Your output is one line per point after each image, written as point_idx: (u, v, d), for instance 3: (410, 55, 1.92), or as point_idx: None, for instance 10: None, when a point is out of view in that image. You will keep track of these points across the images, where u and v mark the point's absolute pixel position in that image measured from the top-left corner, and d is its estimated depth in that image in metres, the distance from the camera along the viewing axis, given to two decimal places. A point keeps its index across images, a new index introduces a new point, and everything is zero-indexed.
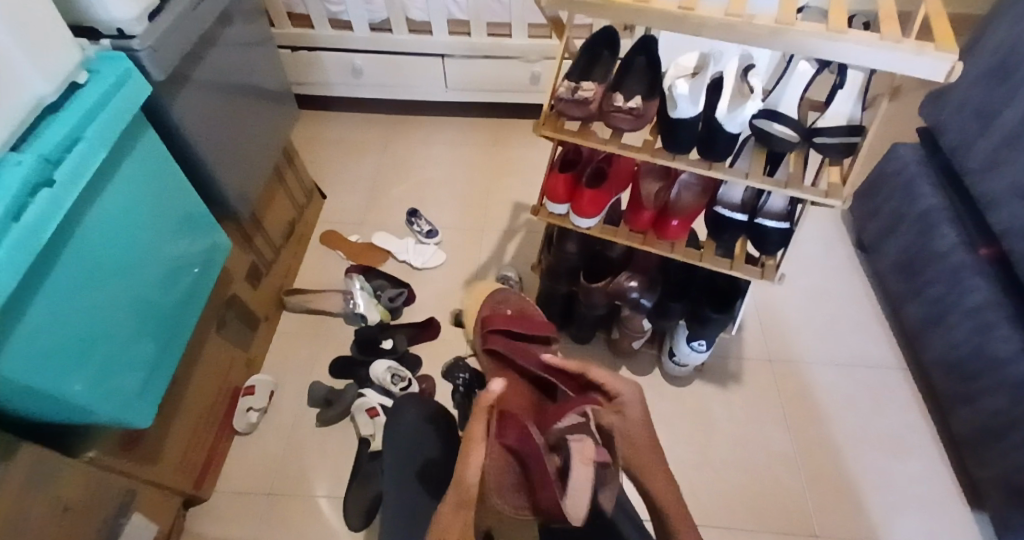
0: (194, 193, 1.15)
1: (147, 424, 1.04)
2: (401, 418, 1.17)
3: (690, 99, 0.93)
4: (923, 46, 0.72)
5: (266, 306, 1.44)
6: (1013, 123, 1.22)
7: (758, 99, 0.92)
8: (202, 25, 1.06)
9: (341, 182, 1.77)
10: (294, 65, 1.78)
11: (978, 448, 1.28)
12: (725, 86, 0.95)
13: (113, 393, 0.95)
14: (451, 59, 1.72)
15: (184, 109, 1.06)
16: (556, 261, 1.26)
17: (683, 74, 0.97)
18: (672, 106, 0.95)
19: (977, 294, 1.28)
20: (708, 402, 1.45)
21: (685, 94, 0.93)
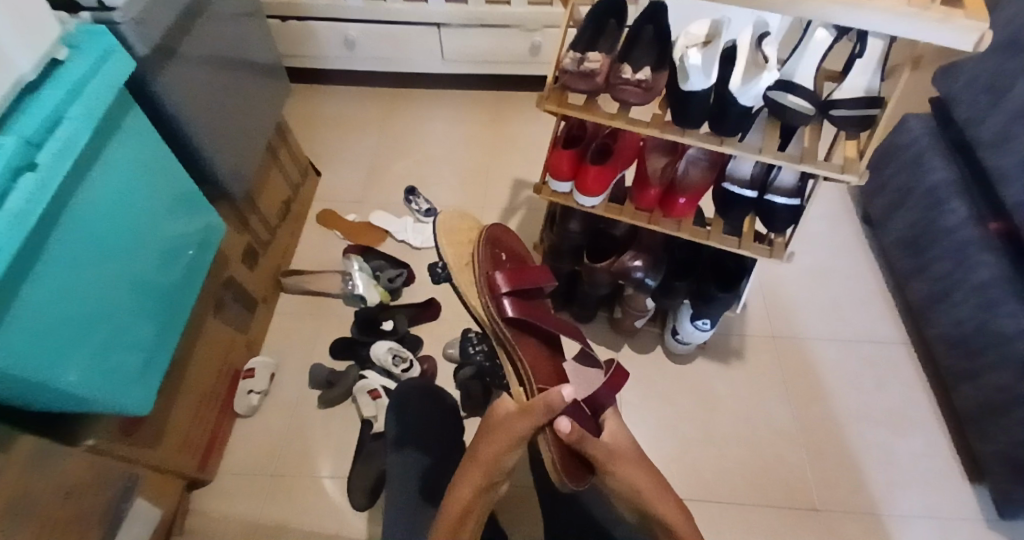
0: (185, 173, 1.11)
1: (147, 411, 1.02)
2: (408, 400, 1.16)
3: (701, 70, 0.88)
4: (949, 14, 0.69)
5: (264, 287, 1.41)
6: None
7: (774, 70, 0.88)
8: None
9: (338, 159, 1.73)
10: (286, 37, 1.72)
11: (980, 423, 1.28)
12: (737, 59, 0.91)
13: (111, 381, 0.93)
14: (448, 30, 1.66)
15: (174, 84, 1.02)
16: (559, 240, 1.24)
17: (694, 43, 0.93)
18: (683, 78, 0.91)
19: (985, 270, 1.26)
20: (711, 379, 1.44)
21: (698, 65, 0.88)
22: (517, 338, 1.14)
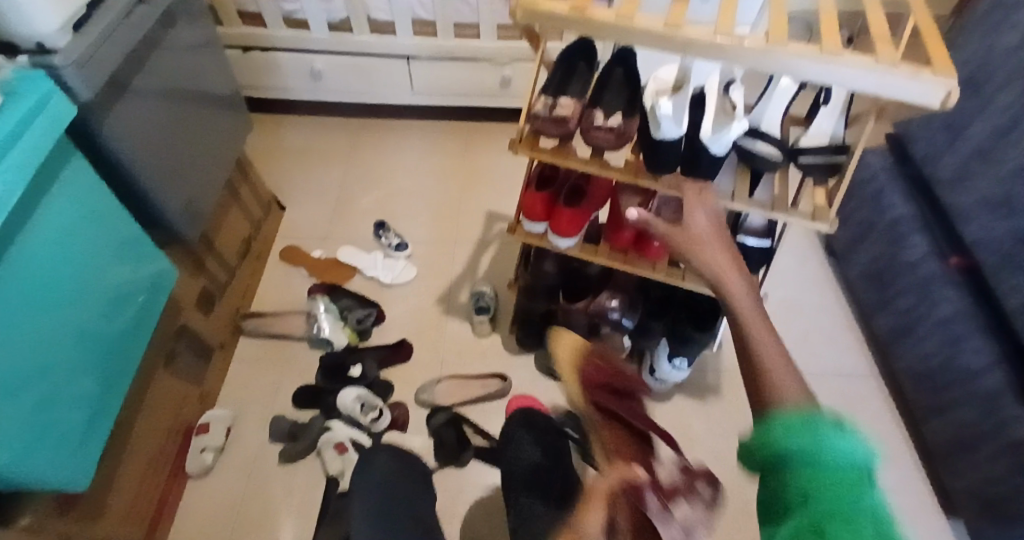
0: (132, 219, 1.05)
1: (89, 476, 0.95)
2: (374, 460, 1.10)
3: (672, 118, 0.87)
4: (918, 70, 0.68)
5: (222, 332, 1.36)
6: (984, 134, 1.24)
7: (743, 118, 0.87)
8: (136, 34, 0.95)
9: (303, 193, 1.68)
10: (248, 67, 1.67)
11: (951, 458, 1.28)
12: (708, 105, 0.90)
13: (45, 451, 0.86)
14: (417, 62, 1.63)
15: (120, 129, 0.96)
16: (534, 279, 1.20)
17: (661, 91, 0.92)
18: (654, 126, 0.89)
19: (947, 306, 1.27)
20: (689, 417, 1.40)
21: (669, 114, 0.87)
22: (598, 423, 0.83)
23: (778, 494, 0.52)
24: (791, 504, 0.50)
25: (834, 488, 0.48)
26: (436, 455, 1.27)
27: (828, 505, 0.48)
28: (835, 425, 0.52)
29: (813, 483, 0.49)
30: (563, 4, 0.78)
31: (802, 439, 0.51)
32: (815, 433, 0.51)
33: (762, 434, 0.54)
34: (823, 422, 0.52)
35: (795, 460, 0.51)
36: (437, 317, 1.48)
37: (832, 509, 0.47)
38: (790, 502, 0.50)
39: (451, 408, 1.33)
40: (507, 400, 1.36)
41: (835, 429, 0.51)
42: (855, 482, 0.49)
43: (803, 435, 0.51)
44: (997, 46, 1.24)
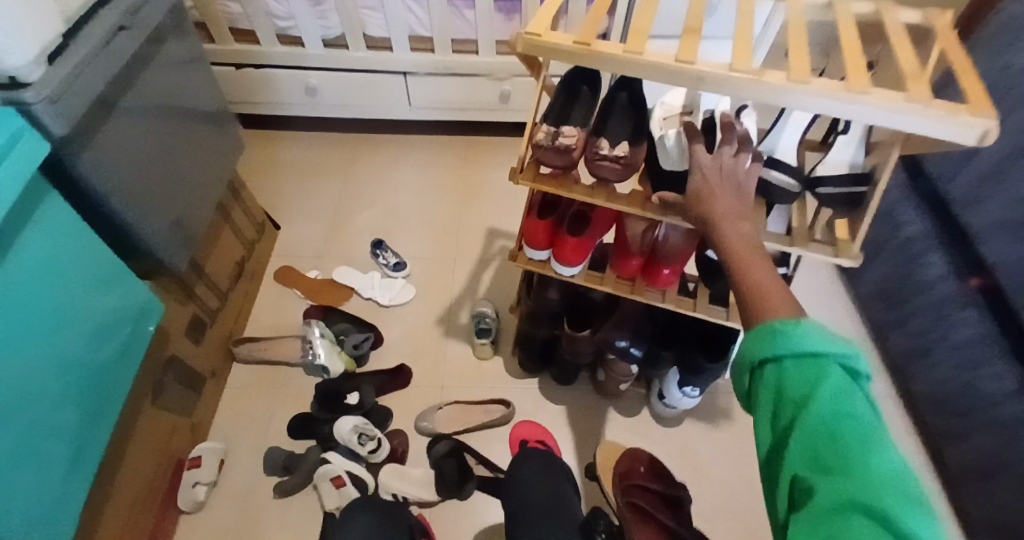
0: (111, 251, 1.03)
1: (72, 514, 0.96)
2: (355, 518, 1.03)
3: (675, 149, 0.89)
4: (952, 109, 0.64)
5: (212, 360, 1.35)
6: (995, 157, 1.21)
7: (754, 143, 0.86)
8: (114, 65, 0.93)
9: (299, 212, 1.67)
10: (240, 84, 1.64)
11: (967, 485, 1.22)
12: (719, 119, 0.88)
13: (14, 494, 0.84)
14: (414, 77, 1.61)
15: (101, 161, 0.94)
16: (536, 307, 1.16)
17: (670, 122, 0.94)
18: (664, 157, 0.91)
19: (967, 329, 1.23)
20: (697, 443, 1.34)
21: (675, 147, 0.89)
22: None
23: (771, 400, 0.57)
24: (786, 407, 0.55)
25: (824, 388, 0.53)
26: (438, 487, 1.22)
27: (820, 403, 0.53)
28: (817, 329, 0.56)
29: (805, 384, 0.54)
30: (570, 37, 0.75)
31: (791, 348, 0.56)
32: (801, 339, 0.56)
33: (753, 344, 0.60)
34: (805, 328, 0.57)
35: (786, 366, 0.56)
36: (435, 337, 1.45)
37: (823, 405, 0.52)
38: (784, 406, 0.55)
39: (451, 435, 1.29)
40: (509, 427, 1.32)
41: (817, 333, 0.56)
42: (841, 378, 0.54)
43: (790, 342, 0.56)
44: (1005, 62, 1.23)
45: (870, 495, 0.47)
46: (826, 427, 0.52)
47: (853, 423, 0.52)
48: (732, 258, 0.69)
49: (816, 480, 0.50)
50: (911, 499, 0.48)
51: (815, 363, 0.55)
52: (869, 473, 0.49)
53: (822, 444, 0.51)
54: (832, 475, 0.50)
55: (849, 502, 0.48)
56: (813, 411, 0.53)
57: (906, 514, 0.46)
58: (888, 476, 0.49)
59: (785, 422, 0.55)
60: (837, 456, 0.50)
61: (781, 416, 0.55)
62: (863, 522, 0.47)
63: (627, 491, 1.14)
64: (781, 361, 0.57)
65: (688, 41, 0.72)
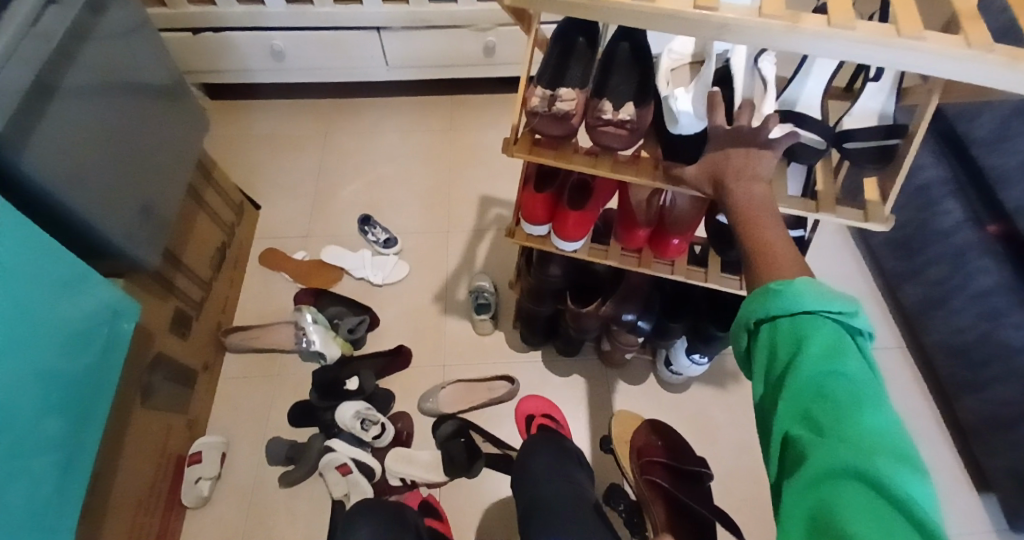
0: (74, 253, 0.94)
1: (66, 523, 0.93)
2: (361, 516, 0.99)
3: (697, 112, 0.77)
4: (1016, 55, 0.56)
5: (203, 354, 1.29)
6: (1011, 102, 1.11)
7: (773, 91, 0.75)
8: (43, 52, 0.84)
9: (280, 189, 1.59)
10: (198, 51, 1.52)
11: (983, 436, 1.17)
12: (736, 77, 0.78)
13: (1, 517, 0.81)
14: (389, 33, 1.49)
15: (44, 155, 0.84)
16: (539, 284, 1.09)
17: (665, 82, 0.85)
18: (670, 120, 0.79)
19: (985, 278, 1.15)
20: (709, 407, 1.29)
21: (687, 108, 0.77)
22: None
23: (762, 361, 0.50)
24: (774, 368, 0.48)
25: (812, 345, 0.46)
26: (445, 469, 1.19)
27: (809, 361, 0.46)
28: (811, 282, 0.49)
29: (793, 342, 0.47)
30: None
31: (786, 307, 0.48)
32: (791, 294, 0.49)
33: (745, 303, 0.52)
34: (797, 282, 0.49)
35: (776, 324, 0.49)
36: (434, 315, 1.39)
37: (811, 363, 0.45)
38: (773, 367, 0.48)
39: (457, 415, 1.25)
40: (516, 403, 1.28)
41: (810, 287, 0.48)
42: (836, 334, 0.47)
43: (779, 299, 0.49)
44: None
45: (860, 458, 0.40)
46: (815, 386, 0.45)
47: (847, 383, 0.45)
48: (741, 236, 0.60)
49: (803, 443, 0.43)
50: (910, 463, 0.41)
51: (805, 318, 0.48)
52: (860, 433, 0.42)
53: (811, 406, 0.44)
54: (821, 437, 0.43)
55: (840, 468, 0.41)
56: (801, 370, 0.46)
57: (902, 480, 0.39)
58: (882, 438, 0.42)
59: (773, 385, 0.48)
60: (831, 418, 0.43)
61: (769, 378, 0.48)
62: (852, 487, 0.40)
63: (645, 469, 1.13)
64: (772, 319, 0.50)
65: None
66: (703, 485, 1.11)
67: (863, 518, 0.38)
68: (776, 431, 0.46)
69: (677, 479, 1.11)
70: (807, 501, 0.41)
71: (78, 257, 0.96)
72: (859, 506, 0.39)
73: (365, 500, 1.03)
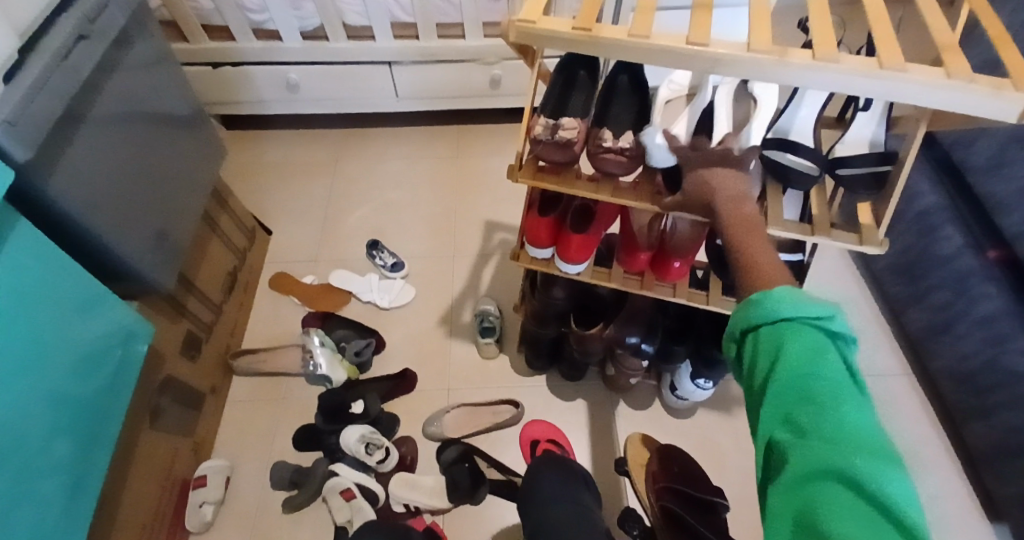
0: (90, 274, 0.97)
1: None
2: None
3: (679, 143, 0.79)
4: (998, 85, 0.59)
5: (211, 377, 1.31)
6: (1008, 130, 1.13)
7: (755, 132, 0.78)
8: (73, 84, 0.87)
9: (291, 215, 1.63)
10: (216, 83, 1.58)
11: (994, 463, 1.16)
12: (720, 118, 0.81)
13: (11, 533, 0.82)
14: (399, 67, 1.55)
15: (68, 180, 0.88)
16: (543, 307, 1.11)
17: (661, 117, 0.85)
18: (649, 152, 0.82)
19: (988, 303, 1.16)
20: (714, 432, 1.29)
21: (661, 143, 0.79)
22: None
23: (749, 370, 0.51)
24: (758, 375, 0.49)
25: (791, 350, 0.48)
26: (451, 497, 1.18)
27: (789, 365, 0.47)
28: (790, 290, 0.51)
29: (773, 349, 0.49)
30: (566, 23, 0.68)
31: (765, 316, 0.50)
32: (769, 303, 0.50)
33: (731, 314, 0.54)
34: (776, 289, 0.51)
35: (758, 332, 0.51)
36: (439, 339, 1.41)
37: (789, 367, 0.47)
38: (757, 375, 0.50)
39: (460, 440, 1.26)
40: (520, 427, 1.28)
41: (787, 294, 0.50)
42: (816, 338, 0.48)
43: (759, 308, 0.51)
44: None
45: (838, 458, 0.42)
46: (796, 391, 0.46)
47: (828, 385, 0.46)
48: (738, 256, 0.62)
49: (785, 447, 0.45)
50: (891, 461, 0.42)
51: (785, 325, 0.49)
52: (840, 433, 0.43)
53: (791, 409, 0.46)
54: (804, 440, 0.44)
55: (822, 469, 0.42)
56: (782, 376, 0.47)
57: (882, 477, 0.40)
58: (862, 438, 0.43)
59: (758, 392, 0.49)
60: (814, 422, 0.44)
61: (754, 385, 0.50)
62: (832, 486, 0.41)
63: (659, 494, 1.11)
64: (755, 328, 0.51)
65: (699, 20, 0.66)
66: (718, 516, 1.07)
67: (842, 515, 0.40)
68: (763, 438, 0.47)
69: (687, 497, 1.10)
70: (790, 503, 0.42)
71: (96, 279, 0.99)
72: (841, 506, 0.40)
73: (369, 523, 1.04)
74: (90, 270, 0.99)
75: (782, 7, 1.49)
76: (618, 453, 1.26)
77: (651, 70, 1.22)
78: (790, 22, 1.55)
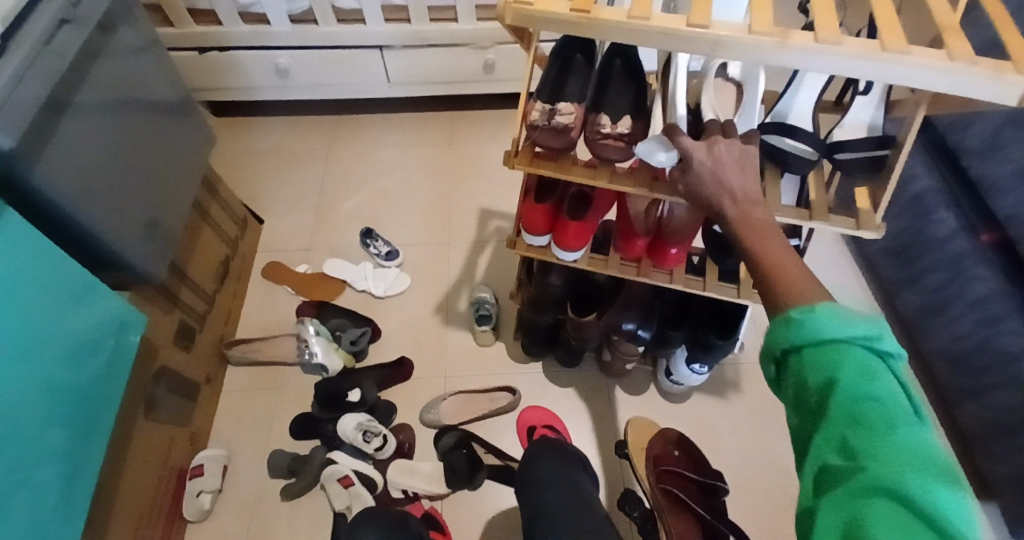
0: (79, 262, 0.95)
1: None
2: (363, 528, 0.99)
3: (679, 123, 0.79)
4: (1000, 68, 0.58)
5: (206, 367, 1.30)
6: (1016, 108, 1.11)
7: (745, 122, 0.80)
8: (58, 70, 0.86)
9: (282, 204, 1.61)
10: (204, 69, 1.55)
11: (988, 443, 1.17)
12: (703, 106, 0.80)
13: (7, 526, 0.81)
14: (391, 51, 1.53)
15: (55, 168, 0.86)
16: (540, 294, 1.11)
17: (661, 90, 0.86)
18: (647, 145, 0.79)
19: (982, 285, 1.16)
20: (710, 417, 1.30)
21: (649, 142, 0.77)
22: None
23: (793, 389, 0.49)
24: (807, 394, 0.48)
25: (843, 372, 0.46)
26: (449, 482, 1.18)
27: (842, 389, 0.45)
28: (833, 308, 0.49)
29: (821, 370, 0.47)
30: (565, 3, 0.67)
31: (810, 336, 0.48)
32: (813, 322, 0.48)
33: (768, 331, 0.52)
34: (818, 309, 0.49)
35: (801, 352, 0.49)
36: (435, 327, 1.40)
37: (843, 392, 0.45)
38: (805, 396, 0.48)
39: (458, 426, 1.25)
40: (518, 413, 1.29)
41: (832, 314, 0.48)
42: (864, 359, 0.47)
43: (802, 329, 0.49)
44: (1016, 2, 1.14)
45: (901, 486, 0.40)
46: (851, 415, 0.44)
47: (881, 407, 0.44)
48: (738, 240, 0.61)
49: (841, 475, 0.43)
50: (950, 483, 0.40)
51: (832, 346, 0.48)
52: (900, 461, 0.42)
53: (847, 435, 0.44)
54: (863, 469, 0.42)
55: (886, 500, 0.41)
56: (835, 400, 0.45)
57: (944, 506, 0.40)
58: (920, 460, 0.41)
59: (809, 412, 0.48)
60: (872, 450, 0.43)
61: (804, 405, 0.48)
62: (895, 516, 0.40)
63: (661, 477, 1.12)
64: (797, 348, 0.49)
65: (699, 2, 0.65)
66: (718, 500, 1.08)
67: None
68: (815, 463, 0.45)
69: (689, 481, 1.11)
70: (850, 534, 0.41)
71: (88, 269, 0.98)
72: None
73: (370, 508, 1.04)
74: (82, 260, 0.97)
75: None
76: (617, 438, 1.26)
77: (646, 55, 1.21)
78: (786, 5, 1.54)
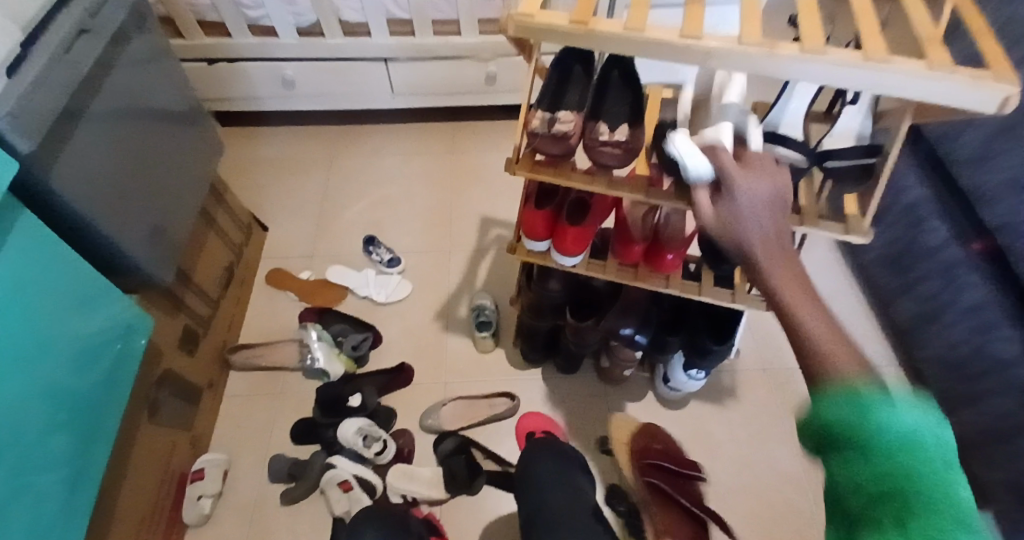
0: (90, 266, 0.98)
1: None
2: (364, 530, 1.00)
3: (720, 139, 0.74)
4: (979, 76, 0.61)
5: (208, 372, 1.32)
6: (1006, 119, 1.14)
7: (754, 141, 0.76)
8: (75, 77, 0.88)
9: (286, 212, 1.63)
10: (212, 79, 1.59)
11: (978, 448, 1.19)
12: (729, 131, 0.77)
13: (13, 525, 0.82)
14: (395, 64, 1.56)
15: (70, 174, 0.88)
16: (539, 298, 1.13)
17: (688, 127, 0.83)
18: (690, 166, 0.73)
19: (975, 293, 1.18)
20: (707, 423, 1.31)
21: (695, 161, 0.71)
22: None
23: (854, 475, 0.49)
24: (874, 481, 0.48)
25: (916, 463, 0.47)
26: (449, 486, 1.19)
27: (917, 479, 0.46)
28: (905, 399, 0.50)
29: (893, 458, 0.48)
30: (564, 16, 0.70)
31: (885, 424, 0.49)
32: (893, 413, 0.49)
33: (830, 409, 0.52)
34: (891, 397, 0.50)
35: (869, 437, 0.49)
36: (435, 333, 1.42)
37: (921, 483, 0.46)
38: (869, 482, 0.48)
39: (458, 432, 1.27)
40: (517, 419, 1.30)
41: (907, 407, 0.49)
42: (931, 451, 0.48)
43: (878, 417, 0.49)
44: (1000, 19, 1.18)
45: None
46: (926, 505, 0.45)
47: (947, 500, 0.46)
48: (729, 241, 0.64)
49: None
50: None
51: (902, 435, 0.48)
52: None
53: (921, 524, 0.45)
54: None
55: None
56: (910, 492, 0.46)
57: None
58: None
59: (871, 499, 0.48)
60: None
61: (866, 491, 0.48)
62: None
63: (645, 471, 1.13)
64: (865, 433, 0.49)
65: (692, 14, 0.68)
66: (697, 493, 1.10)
67: None
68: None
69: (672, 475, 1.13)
70: None
71: (99, 273, 1.00)
72: None
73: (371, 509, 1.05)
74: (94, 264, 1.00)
75: (771, 6, 1.52)
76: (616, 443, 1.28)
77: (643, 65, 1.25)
78: (779, 20, 1.58)
